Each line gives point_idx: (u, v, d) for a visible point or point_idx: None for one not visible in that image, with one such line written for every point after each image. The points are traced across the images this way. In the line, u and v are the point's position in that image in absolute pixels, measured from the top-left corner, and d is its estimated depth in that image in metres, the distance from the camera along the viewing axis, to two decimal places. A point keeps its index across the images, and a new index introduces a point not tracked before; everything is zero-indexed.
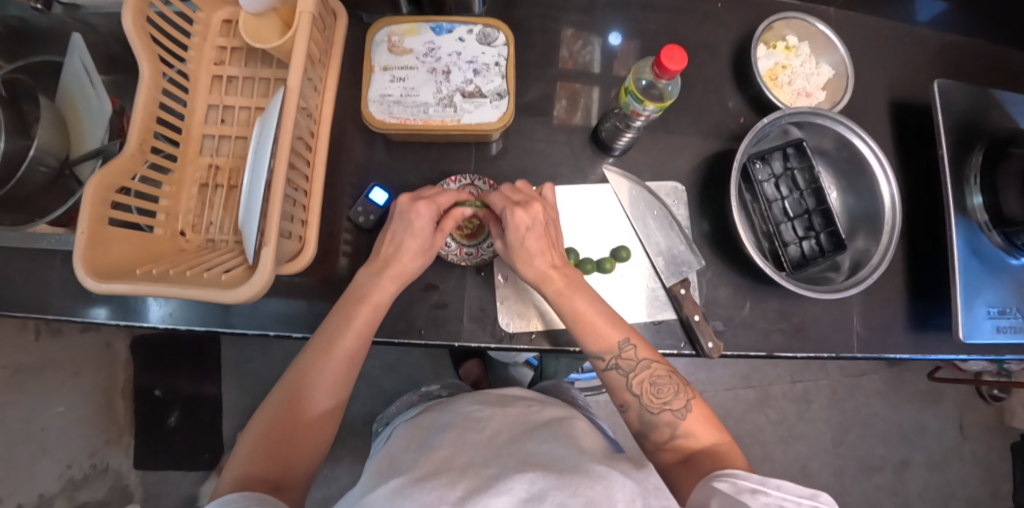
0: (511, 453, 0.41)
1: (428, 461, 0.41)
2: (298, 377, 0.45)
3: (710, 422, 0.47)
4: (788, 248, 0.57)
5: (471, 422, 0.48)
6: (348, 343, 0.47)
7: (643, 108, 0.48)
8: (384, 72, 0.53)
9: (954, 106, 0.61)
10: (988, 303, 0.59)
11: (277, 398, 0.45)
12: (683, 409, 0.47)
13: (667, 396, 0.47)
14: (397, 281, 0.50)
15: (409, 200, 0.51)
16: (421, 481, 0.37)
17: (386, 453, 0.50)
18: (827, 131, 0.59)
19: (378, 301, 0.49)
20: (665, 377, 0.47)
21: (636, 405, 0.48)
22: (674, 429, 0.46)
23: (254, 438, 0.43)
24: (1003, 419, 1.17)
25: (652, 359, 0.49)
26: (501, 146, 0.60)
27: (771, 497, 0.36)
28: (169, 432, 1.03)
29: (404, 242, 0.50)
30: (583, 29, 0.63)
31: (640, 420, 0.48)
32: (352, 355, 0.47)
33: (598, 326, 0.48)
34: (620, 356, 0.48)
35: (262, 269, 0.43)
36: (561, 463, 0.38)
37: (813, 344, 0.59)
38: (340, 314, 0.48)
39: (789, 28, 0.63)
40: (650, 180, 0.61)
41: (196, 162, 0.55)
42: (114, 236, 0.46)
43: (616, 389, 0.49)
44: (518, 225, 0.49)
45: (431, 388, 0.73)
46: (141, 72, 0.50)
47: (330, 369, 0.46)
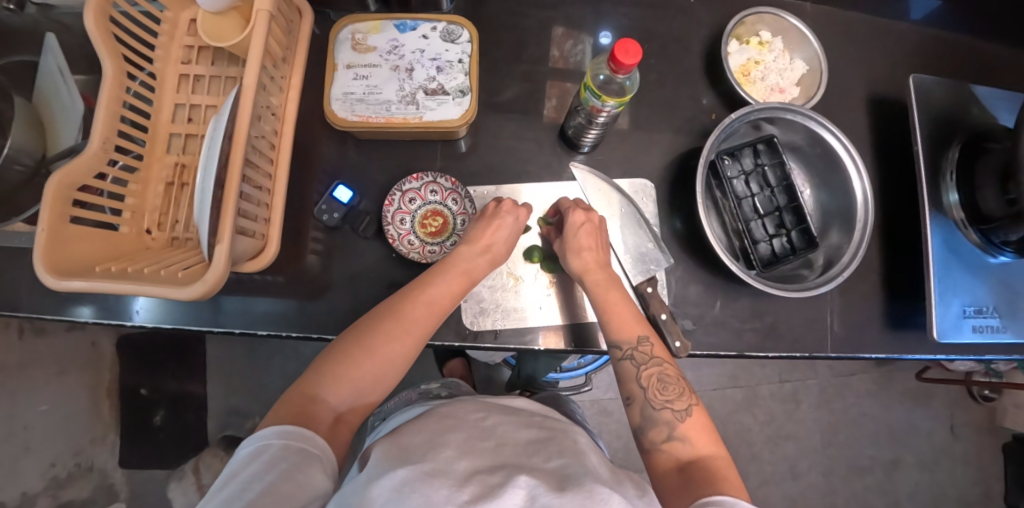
0: (516, 464, 0.40)
1: (436, 458, 0.40)
2: (391, 319, 0.46)
3: (708, 432, 0.45)
4: (758, 246, 0.56)
5: (478, 428, 0.47)
6: (438, 299, 0.48)
7: (602, 104, 0.47)
8: (348, 70, 0.53)
9: (930, 102, 0.60)
10: (964, 301, 0.58)
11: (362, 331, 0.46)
12: (683, 411, 0.46)
13: (670, 395, 0.47)
14: (491, 261, 0.51)
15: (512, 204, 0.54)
16: (431, 477, 0.37)
17: (391, 434, 0.48)
18: (798, 126, 0.58)
19: (470, 271, 0.50)
20: (673, 377, 0.48)
21: (641, 397, 0.48)
22: (671, 429, 0.45)
23: (329, 368, 0.43)
24: (994, 418, 1.15)
25: (665, 360, 0.49)
26: (469, 144, 0.59)
27: None
28: (155, 431, 1.01)
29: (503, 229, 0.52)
30: (574, 29, 0.62)
31: (641, 414, 0.47)
32: (439, 312, 0.48)
33: (626, 317, 0.50)
34: (638, 348, 0.49)
35: (215, 266, 0.43)
36: (564, 481, 0.38)
37: (786, 343, 0.58)
38: (435, 274, 0.49)
39: (761, 24, 0.62)
40: (619, 177, 0.60)
41: (162, 161, 0.55)
42: (76, 234, 0.47)
43: (625, 377, 0.49)
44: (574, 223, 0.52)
45: (430, 387, 0.74)
46: (104, 71, 0.50)
47: (421, 320, 0.47)
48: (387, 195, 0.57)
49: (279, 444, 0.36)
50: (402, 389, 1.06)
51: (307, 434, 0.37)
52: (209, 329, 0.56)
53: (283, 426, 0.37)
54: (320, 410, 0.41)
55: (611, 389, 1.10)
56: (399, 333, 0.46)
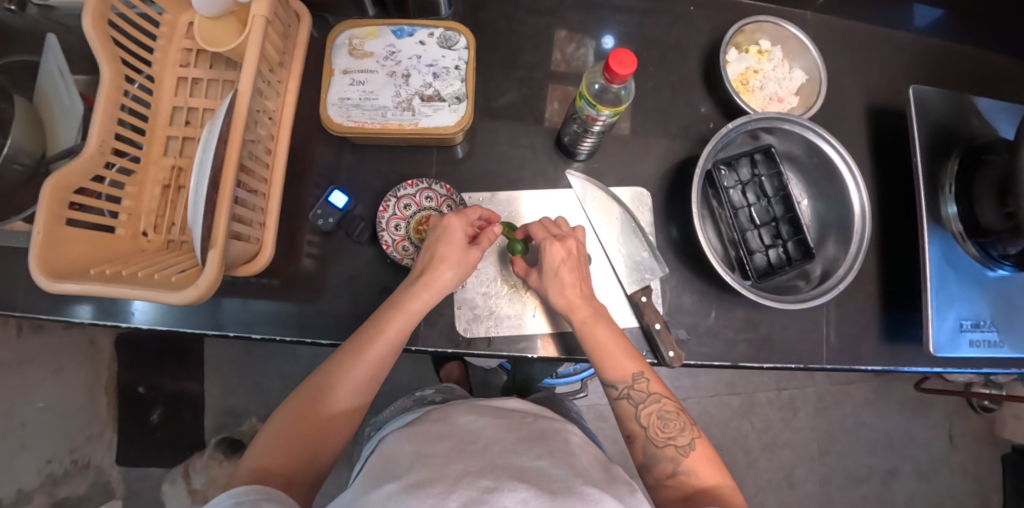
0: (505, 466, 0.41)
1: (423, 469, 0.41)
2: (334, 374, 0.45)
3: (712, 463, 0.45)
4: (754, 256, 0.56)
5: (467, 434, 0.48)
6: (383, 345, 0.47)
7: (597, 113, 0.47)
8: (344, 75, 0.53)
9: (930, 114, 0.60)
10: (960, 315, 0.58)
11: (307, 393, 0.45)
12: (687, 446, 0.46)
13: (672, 431, 0.47)
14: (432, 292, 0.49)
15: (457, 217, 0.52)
16: (416, 488, 0.38)
17: (380, 454, 0.50)
18: (796, 137, 0.58)
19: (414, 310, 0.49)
20: (673, 413, 0.47)
21: (642, 436, 0.48)
22: (676, 465, 0.45)
23: (275, 433, 0.43)
24: (993, 429, 1.15)
25: (662, 394, 0.49)
26: (466, 150, 0.59)
27: None
28: (152, 429, 1.04)
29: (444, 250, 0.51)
30: (580, 32, 0.62)
31: (644, 452, 0.47)
32: (384, 360, 0.47)
33: (617, 355, 0.49)
34: (633, 386, 0.49)
35: (208, 271, 0.43)
36: (554, 483, 0.38)
37: (781, 354, 0.58)
38: (378, 318, 0.48)
39: (760, 32, 0.62)
40: (615, 185, 0.60)
41: (159, 163, 0.56)
42: (71, 237, 0.47)
43: (624, 418, 0.49)
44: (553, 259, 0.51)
45: (426, 392, 0.74)
46: (101, 74, 0.50)
47: (366, 370, 0.46)
48: (383, 200, 0.57)
49: (230, 502, 0.34)
50: (398, 391, 1.06)
51: (264, 491, 0.36)
52: (207, 330, 0.56)
53: (236, 487, 0.36)
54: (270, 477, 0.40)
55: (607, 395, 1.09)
56: (343, 389, 0.45)
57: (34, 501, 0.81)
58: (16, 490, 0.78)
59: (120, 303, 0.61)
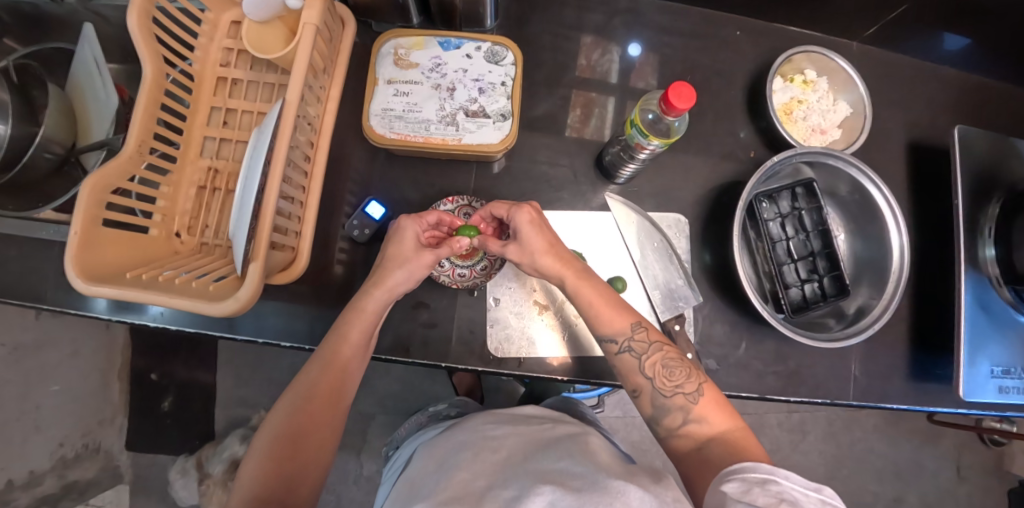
0: (528, 472, 0.40)
1: (450, 485, 0.41)
2: (307, 389, 0.44)
3: (723, 407, 0.44)
4: (789, 290, 0.55)
5: (487, 443, 0.48)
6: (352, 353, 0.46)
7: (647, 142, 0.47)
8: (388, 86, 0.53)
9: (974, 155, 0.59)
10: (992, 361, 0.57)
11: (283, 416, 0.43)
12: (695, 392, 0.44)
13: (678, 380, 0.45)
14: (389, 295, 0.48)
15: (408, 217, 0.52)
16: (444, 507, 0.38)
17: (406, 479, 0.50)
18: (841, 173, 0.57)
19: (374, 311, 0.48)
20: (676, 360, 0.46)
21: (649, 389, 0.46)
22: (687, 414, 0.44)
23: (259, 461, 0.41)
24: (1002, 463, 1.15)
25: (663, 342, 0.47)
26: (504, 165, 0.59)
27: (781, 487, 0.33)
28: (162, 416, 1.05)
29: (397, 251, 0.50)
30: (603, 40, 0.62)
31: (652, 404, 0.46)
32: (352, 369, 0.46)
33: (606, 309, 0.48)
34: (634, 338, 0.47)
35: (249, 283, 0.42)
36: (579, 480, 0.38)
37: (809, 389, 0.58)
38: (339, 326, 0.47)
39: (807, 61, 0.61)
40: (653, 209, 0.59)
41: (195, 164, 0.55)
42: (106, 237, 0.46)
43: (628, 372, 0.47)
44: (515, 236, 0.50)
45: (439, 408, 0.74)
46: (143, 72, 0.49)
47: (338, 380, 0.45)
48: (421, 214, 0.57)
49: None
50: (410, 392, 1.06)
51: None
52: (219, 332, 0.56)
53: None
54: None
55: (618, 408, 1.08)
56: (319, 407, 0.44)
57: (44, 484, 0.82)
58: (27, 472, 0.79)
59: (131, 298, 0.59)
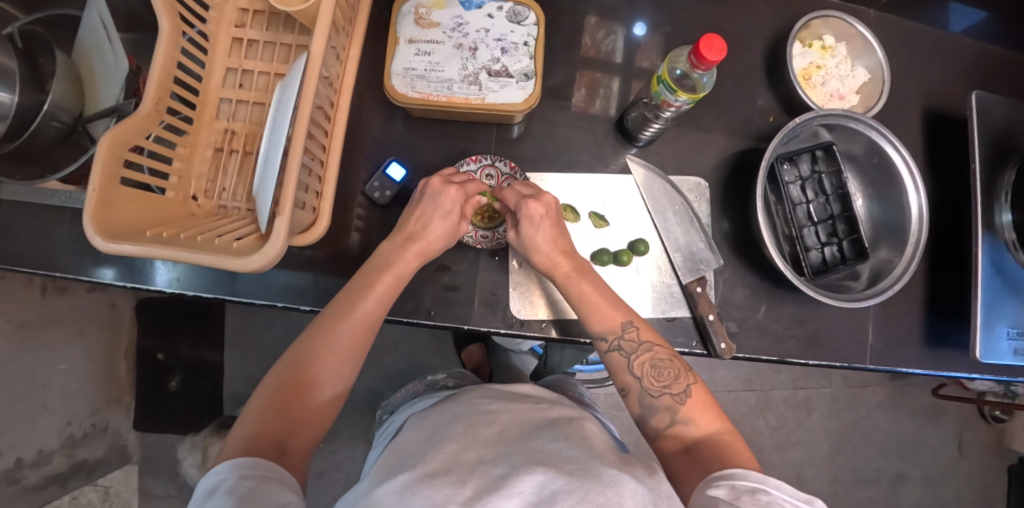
0: (519, 451, 0.39)
1: (438, 456, 0.40)
2: (318, 336, 0.45)
3: (710, 409, 0.45)
4: (809, 253, 0.55)
5: (481, 416, 0.47)
6: (368, 308, 0.47)
7: (674, 98, 0.46)
8: (410, 45, 0.51)
9: (991, 120, 0.59)
10: (1008, 323, 0.57)
11: (289, 365, 0.44)
12: (683, 394, 0.45)
13: (667, 381, 0.46)
14: (420, 256, 0.49)
15: (439, 182, 0.52)
16: (431, 477, 0.37)
17: (394, 447, 0.49)
18: (859, 136, 0.58)
19: (401, 271, 0.49)
20: (666, 361, 0.47)
21: (637, 389, 0.47)
22: (673, 415, 0.44)
23: (262, 402, 0.41)
24: (1002, 439, 1.16)
25: (654, 342, 0.48)
26: (523, 129, 0.59)
27: (771, 497, 0.34)
28: (170, 396, 1.05)
29: (430, 221, 0.50)
30: (619, 9, 0.61)
31: (640, 404, 0.46)
32: (368, 328, 0.47)
33: (600, 308, 0.49)
34: (624, 336, 0.48)
35: (274, 238, 0.42)
36: (572, 464, 0.37)
37: (827, 353, 0.58)
38: (359, 285, 0.48)
39: (826, 28, 0.61)
40: (673, 174, 0.59)
41: (211, 126, 0.55)
42: (125, 196, 0.46)
43: (617, 370, 0.48)
44: (532, 215, 0.50)
45: (437, 377, 0.74)
46: (160, 30, 0.48)
47: (350, 337, 0.45)
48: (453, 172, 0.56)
49: (235, 476, 0.34)
50: (419, 370, 1.06)
51: (262, 460, 0.35)
52: (224, 296, 0.55)
53: (237, 459, 0.35)
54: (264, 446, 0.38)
55: None
56: (329, 358, 0.44)
57: (53, 462, 0.81)
58: (37, 450, 0.78)
59: (141, 265, 0.58)
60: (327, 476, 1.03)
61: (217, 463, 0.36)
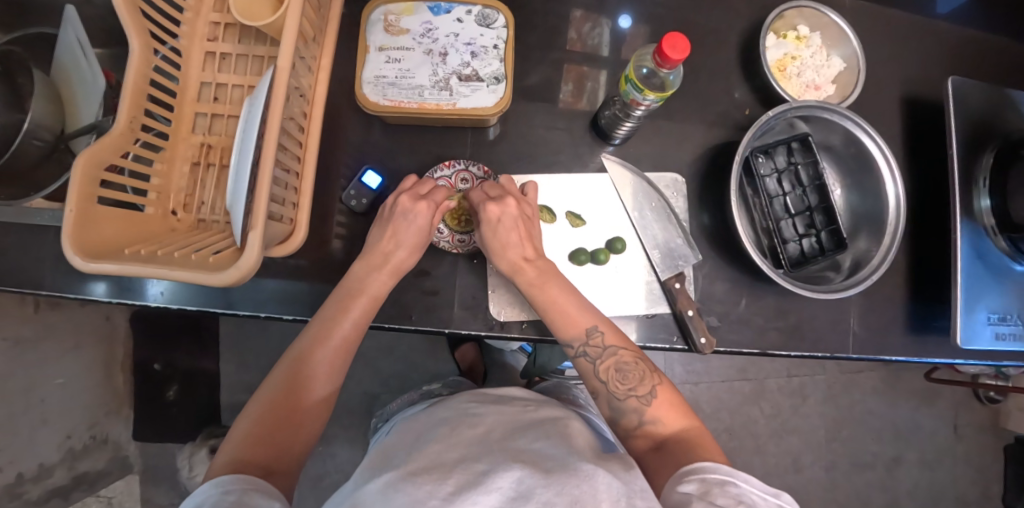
0: (502, 450, 0.40)
1: (421, 457, 0.40)
2: (300, 361, 0.46)
3: (677, 407, 0.46)
4: (787, 245, 0.56)
5: (466, 419, 0.47)
6: (346, 329, 0.47)
7: (643, 97, 0.46)
8: (380, 53, 0.52)
9: (967, 105, 0.59)
10: (989, 308, 0.57)
11: (274, 389, 0.45)
12: (648, 395, 0.46)
13: (633, 382, 0.46)
14: (393, 274, 0.50)
15: (409, 199, 0.51)
16: (414, 476, 0.37)
17: (381, 449, 0.49)
18: (836, 126, 0.58)
19: (377, 292, 0.50)
20: (631, 363, 0.47)
21: (604, 392, 0.47)
22: (641, 416, 0.45)
23: (248, 425, 0.42)
24: (997, 420, 1.17)
25: (620, 345, 0.48)
26: (498, 131, 0.59)
27: (739, 489, 0.36)
28: (167, 405, 1.05)
29: (400, 237, 0.50)
30: (595, 9, 0.61)
31: (609, 406, 0.47)
32: (348, 346, 0.48)
33: (569, 313, 0.48)
34: (589, 342, 0.48)
35: (249, 251, 0.42)
36: (549, 462, 0.37)
37: (809, 344, 0.58)
38: (335, 307, 0.48)
39: (800, 18, 0.61)
40: (650, 170, 0.59)
41: (188, 140, 0.55)
42: (104, 214, 0.46)
43: (585, 377, 0.48)
44: (492, 217, 0.49)
45: (432, 386, 0.75)
46: (131, 48, 0.49)
47: (328, 357, 0.47)
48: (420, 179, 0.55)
49: (218, 492, 0.35)
50: (414, 371, 1.07)
51: (245, 479, 0.36)
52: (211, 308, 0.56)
53: (222, 477, 0.36)
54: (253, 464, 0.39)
55: None
56: (307, 381, 0.45)
57: (55, 475, 0.83)
58: (38, 464, 0.79)
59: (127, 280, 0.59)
60: (326, 480, 1.04)
61: (201, 484, 0.37)
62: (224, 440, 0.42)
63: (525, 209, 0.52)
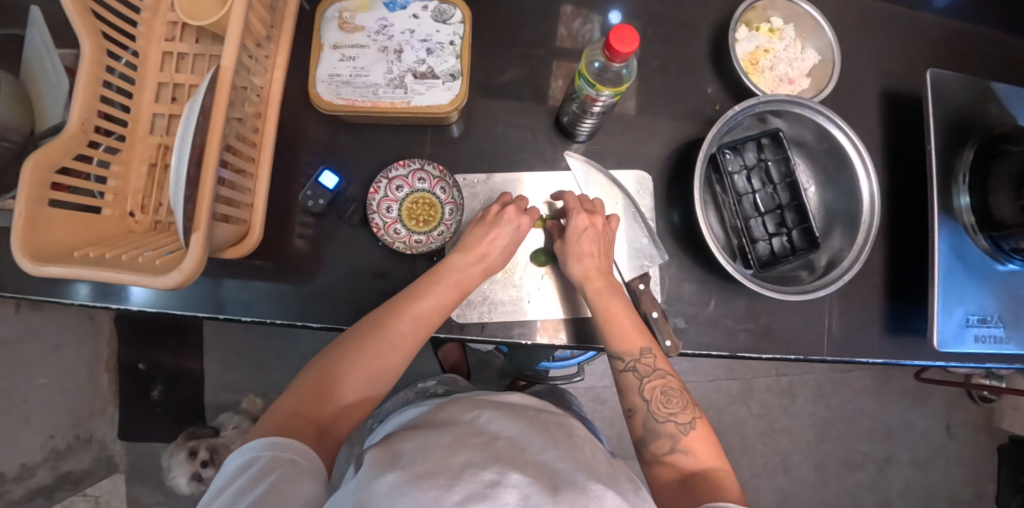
0: (511, 456, 0.36)
1: (424, 457, 0.36)
2: (377, 331, 0.46)
3: (711, 445, 0.46)
4: (756, 245, 0.54)
5: (472, 418, 0.44)
6: (428, 310, 0.48)
7: (597, 93, 0.45)
8: (334, 51, 0.51)
9: (946, 100, 0.57)
10: (968, 309, 0.56)
11: (346, 347, 0.45)
12: (687, 424, 0.46)
13: (674, 408, 0.47)
14: (482, 271, 0.51)
15: (516, 210, 0.53)
16: (420, 478, 0.32)
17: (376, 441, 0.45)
18: (807, 121, 0.56)
19: (462, 282, 0.50)
20: (676, 390, 0.48)
21: (643, 411, 0.48)
22: (674, 443, 0.46)
23: (314, 381, 0.43)
24: (991, 419, 1.14)
25: (667, 370, 0.49)
26: (460, 129, 0.57)
27: None
28: (153, 405, 1.06)
29: (490, 246, 0.52)
30: (585, 5, 0.59)
31: (643, 426, 0.47)
32: (428, 326, 0.48)
33: (626, 327, 0.50)
34: (640, 360, 0.49)
35: (191, 254, 0.41)
36: (557, 479, 0.34)
37: (781, 346, 0.57)
38: (421, 287, 0.49)
39: (772, 10, 0.59)
40: (615, 168, 0.58)
41: (145, 142, 0.54)
42: (55, 217, 0.46)
43: (628, 390, 0.49)
44: (579, 227, 0.53)
45: (427, 385, 0.75)
46: (82, 50, 0.48)
47: (410, 332, 0.47)
48: (373, 184, 0.55)
49: (267, 456, 0.35)
50: None
51: (294, 444, 0.37)
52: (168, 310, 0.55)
53: (269, 439, 0.36)
54: (299, 428, 0.39)
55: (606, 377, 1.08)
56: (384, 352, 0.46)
57: (37, 475, 0.83)
58: (20, 464, 0.80)
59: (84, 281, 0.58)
60: None
61: (251, 439, 0.37)
62: (286, 390, 0.43)
63: (608, 224, 0.55)
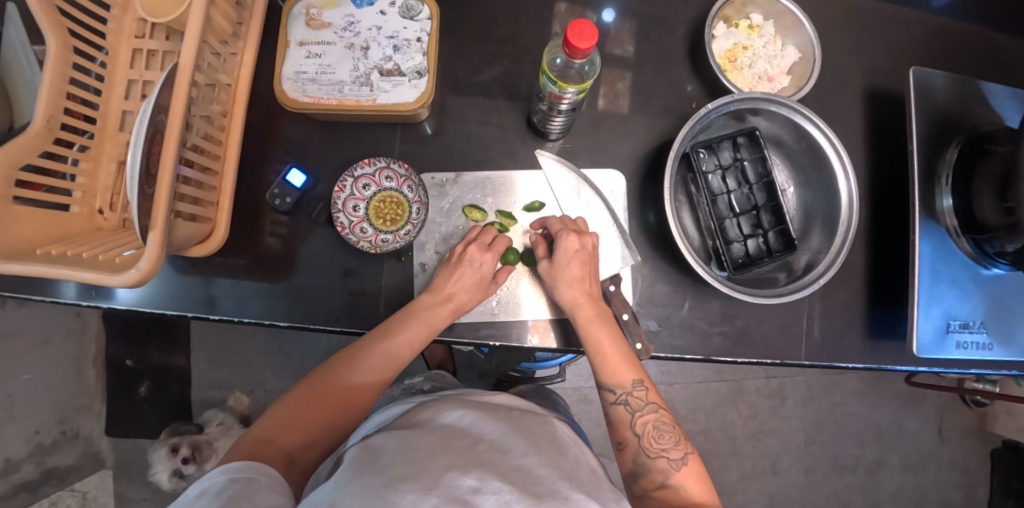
0: (492, 460, 0.35)
1: (403, 458, 0.35)
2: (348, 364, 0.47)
3: (703, 482, 0.44)
4: (731, 247, 0.53)
5: (453, 419, 0.43)
6: (400, 344, 0.48)
7: (561, 91, 0.44)
8: (300, 47, 0.50)
9: (928, 98, 0.55)
10: (950, 314, 0.54)
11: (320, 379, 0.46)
12: (680, 460, 0.44)
13: (666, 444, 0.45)
14: (453, 311, 0.51)
15: (477, 249, 0.53)
16: (397, 481, 0.31)
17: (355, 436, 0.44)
18: (785, 121, 0.54)
19: (433, 323, 0.50)
20: (668, 425, 0.46)
21: (636, 445, 0.46)
22: (666, 478, 0.44)
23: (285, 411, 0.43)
24: (985, 423, 1.13)
25: (660, 405, 0.48)
26: (432, 127, 0.57)
27: None
28: (140, 401, 1.06)
29: (465, 282, 0.51)
30: (579, 3, 0.59)
31: (634, 461, 0.45)
32: (396, 359, 0.49)
33: (615, 362, 0.48)
34: (631, 394, 0.48)
35: (148, 253, 0.40)
36: (540, 486, 0.33)
37: (756, 349, 0.56)
38: (393, 323, 0.49)
39: (751, 6, 0.58)
40: (587, 167, 0.57)
41: (115, 139, 0.54)
42: (20, 215, 0.45)
43: (618, 424, 0.48)
44: (569, 247, 0.51)
45: (414, 382, 0.74)
46: (48, 45, 0.48)
47: (377, 367, 0.48)
48: (339, 183, 0.54)
49: (224, 479, 0.33)
50: None
51: (254, 466, 0.36)
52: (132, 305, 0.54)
53: (228, 464, 0.35)
54: (271, 452, 0.39)
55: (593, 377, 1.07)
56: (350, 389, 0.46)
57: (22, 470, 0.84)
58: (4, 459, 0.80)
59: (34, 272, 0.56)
60: None
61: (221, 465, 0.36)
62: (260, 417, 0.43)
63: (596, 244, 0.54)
